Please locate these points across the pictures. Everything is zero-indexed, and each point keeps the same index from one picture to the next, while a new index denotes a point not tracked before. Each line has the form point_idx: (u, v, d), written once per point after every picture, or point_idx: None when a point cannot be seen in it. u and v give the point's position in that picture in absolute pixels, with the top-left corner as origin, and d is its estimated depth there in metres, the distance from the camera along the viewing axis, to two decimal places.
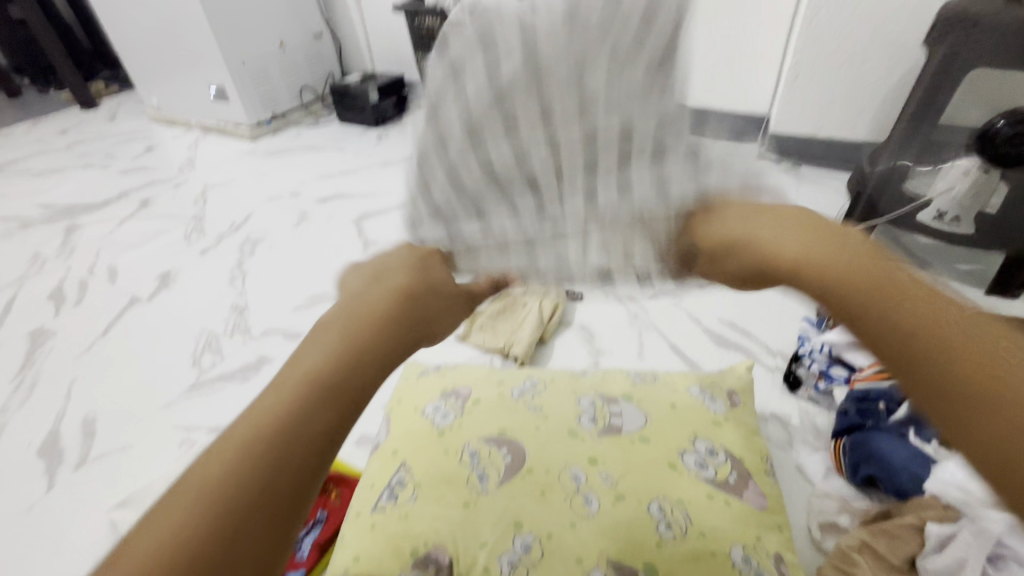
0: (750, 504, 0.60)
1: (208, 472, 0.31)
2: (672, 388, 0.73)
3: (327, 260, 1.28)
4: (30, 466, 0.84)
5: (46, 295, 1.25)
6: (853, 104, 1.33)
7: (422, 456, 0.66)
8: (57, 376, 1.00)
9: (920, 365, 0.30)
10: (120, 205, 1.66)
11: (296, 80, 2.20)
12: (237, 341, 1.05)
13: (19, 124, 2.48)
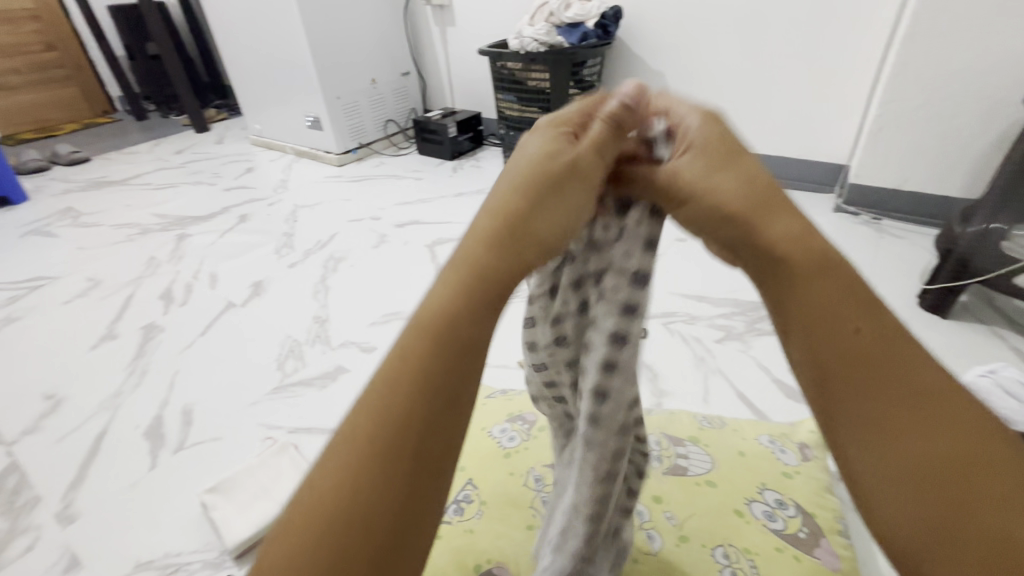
0: (823, 563, 0.58)
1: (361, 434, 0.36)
2: (740, 436, 0.72)
3: (406, 280, 1.38)
4: (136, 445, 0.93)
5: (158, 295, 1.40)
6: (943, 158, 1.28)
7: (489, 475, 0.70)
8: (163, 368, 1.12)
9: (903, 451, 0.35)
10: (223, 219, 1.84)
11: (383, 114, 2.38)
12: (318, 350, 1.14)
13: (144, 144, 2.82)
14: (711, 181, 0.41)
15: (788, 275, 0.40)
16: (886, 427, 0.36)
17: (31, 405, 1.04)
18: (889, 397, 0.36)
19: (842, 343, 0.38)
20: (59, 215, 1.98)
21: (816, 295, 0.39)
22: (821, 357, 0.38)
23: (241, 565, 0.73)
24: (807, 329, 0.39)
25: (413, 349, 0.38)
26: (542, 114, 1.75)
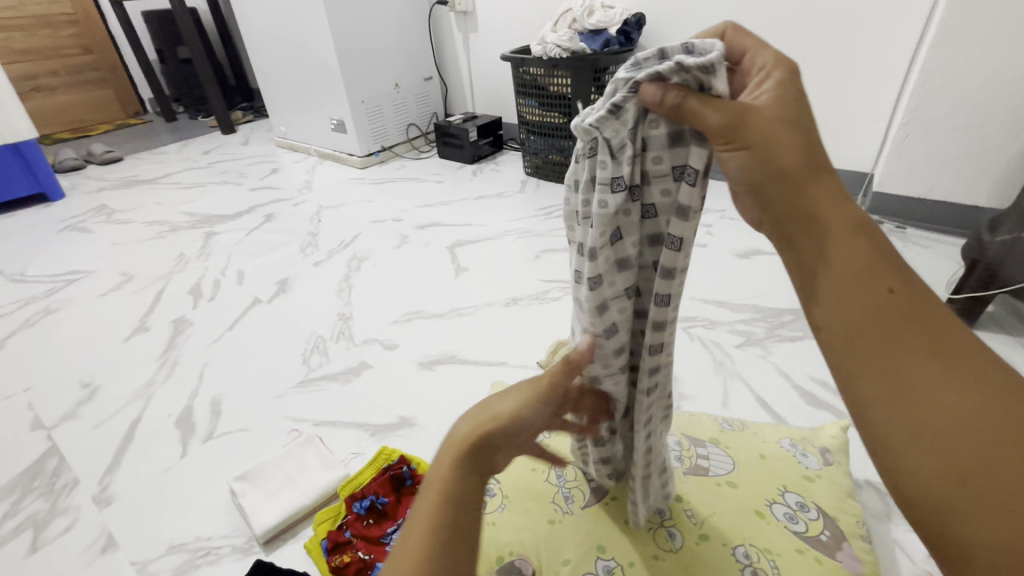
0: (844, 566, 0.58)
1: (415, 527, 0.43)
2: (762, 439, 0.73)
3: (428, 280, 1.40)
4: (168, 433, 0.96)
5: (187, 290, 1.44)
6: (970, 167, 1.27)
7: (510, 471, 0.71)
8: (194, 360, 1.16)
9: (924, 398, 0.38)
10: (249, 218, 1.89)
11: (405, 118, 2.42)
12: (341, 346, 1.17)
13: (173, 145, 2.91)
14: (773, 133, 0.42)
15: (823, 235, 0.42)
16: (914, 382, 0.38)
17: (68, 392, 1.08)
18: (917, 354, 0.39)
19: (873, 304, 0.40)
20: (93, 212, 2.05)
21: (844, 257, 0.41)
22: (851, 318, 0.40)
23: (269, 551, 0.75)
24: (841, 290, 0.41)
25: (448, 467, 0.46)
26: (563, 119, 1.76)
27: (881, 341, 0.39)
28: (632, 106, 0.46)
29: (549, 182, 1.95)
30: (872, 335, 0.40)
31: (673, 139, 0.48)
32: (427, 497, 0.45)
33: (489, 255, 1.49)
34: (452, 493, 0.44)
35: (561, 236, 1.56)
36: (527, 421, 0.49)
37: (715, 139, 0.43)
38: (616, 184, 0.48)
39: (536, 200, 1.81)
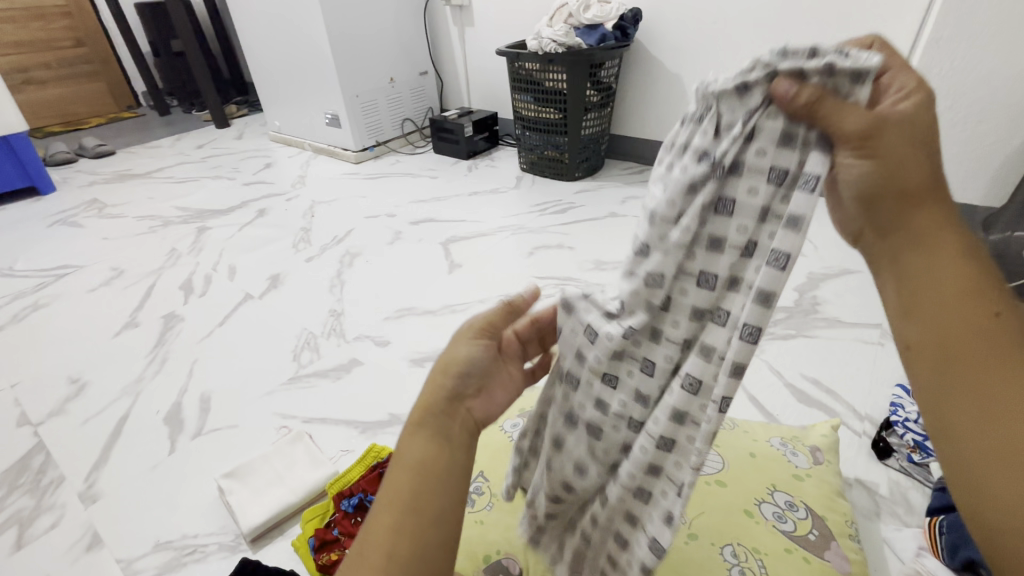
0: (832, 565, 0.58)
1: (386, 497, 0.45)
2: (752, 437, 0.72)
3: (420, 277, 1.39)
4: (156, 430, 0.95)
5: (178, 285, 1.43)
6: (964, 167, 1.27)
7: (499, 468, 0.71)
8: (184, 356, 1.15)
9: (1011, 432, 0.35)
10: (241, 213, 1.88)
11: (400, 113, 2.41)
12: (332, 342, 1.16)
13: (166, 138, 2.88)
14: (904, 150, 0.37)
15: (919, 253, 0.39)
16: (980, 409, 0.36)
17: (56, 388, 1.07)
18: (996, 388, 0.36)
19: (976, 334, 0.37)
20: (85, 206, 2.03)
21: (949, 281, 0.38)
22: (945, 338, 0.38)
23: (256, 549, 0.75)
24: (936, 311, 0.38)
25: (410, 436, 0.47)
26: (559, 115, 1.75)
27: (976, 364, 0.37)
28: (759, 93, 0.38)
29: (544, 179, 1.94)
30: (962, 357, 0.37)
31: (788, 138, 0.39)
32: (396, 474, 0.46)
33: (483, 252, 1.49)
34: (414, 462, 0.46)
35: (556, 232, 1.56)
36: (479, 367, 0.50)
37: (845, 144, 0.37)
38: (703, 158, 0.41)
39: (531, 196, 1.80)
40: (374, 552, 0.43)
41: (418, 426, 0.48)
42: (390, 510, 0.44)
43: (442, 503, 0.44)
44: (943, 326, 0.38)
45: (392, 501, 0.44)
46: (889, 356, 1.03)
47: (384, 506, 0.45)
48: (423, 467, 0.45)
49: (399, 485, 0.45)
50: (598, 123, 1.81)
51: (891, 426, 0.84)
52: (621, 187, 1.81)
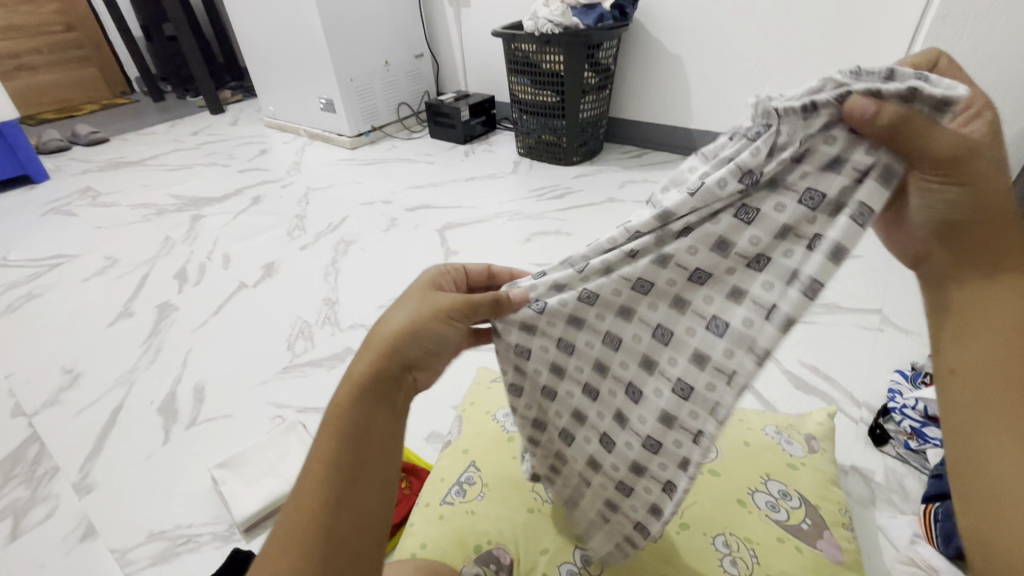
0: (825, 555, 0.57)
1: (317, 462, 0.41)
2: (747, 426, 0.71)
3: (416, 264, 1.38)
4: (151, 420, 0.95)
5: (172, 275, 1.42)
6: None
7: (490, 458, 0.70)
8: (178, 345, 1.14)
9: None
10: (236, 200, 1.86)
11: (395, 97, 2.37)
12: (327, 331, 1.15)
13: (160, 125, 2.85)
14: (993, 178, 0.38)
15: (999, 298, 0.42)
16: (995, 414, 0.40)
17: (50, 378, 1.07)
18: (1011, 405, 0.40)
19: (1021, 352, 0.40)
20: (79, 194, 2.01)
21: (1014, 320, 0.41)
22: (994, 362, 0.41)
23: (249, 539, 0.75)
24: (987, 335, 0.41)
25: (343, 399, 0.44)
26: (556, 98, 1.71)
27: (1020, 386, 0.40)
28: (827, 114, 0.38)
29: (542, 163, 1.91)
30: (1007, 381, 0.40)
31: (835, 164, 0.40)
32: (327, 434, 0.42)
33: (479, 238, 1.47)
34: (357, 431, 0.43)
35: (553, 218, 1.54)
36: (435, 342, 0.48)
37: (930, 167, 0.38)
38: (746, 176, 0.41)
39: (529, 181, 1.78)
40: (305, 526, 0.39)
41: (360, 392, 0.44)
42: (324, 480, 0.41)
43: (380, 479, 0.43)
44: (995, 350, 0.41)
45: (321, 469, 0.41)
46: (888, 341, 1.02)
47: (310, 475, 0.41)
48: (359, 437, 0.42)
49: (336, 454, 0.42)
50: (597, 105, 1.78)
51: (888, 412, 0.83)
52: (620, 172, 1.79)
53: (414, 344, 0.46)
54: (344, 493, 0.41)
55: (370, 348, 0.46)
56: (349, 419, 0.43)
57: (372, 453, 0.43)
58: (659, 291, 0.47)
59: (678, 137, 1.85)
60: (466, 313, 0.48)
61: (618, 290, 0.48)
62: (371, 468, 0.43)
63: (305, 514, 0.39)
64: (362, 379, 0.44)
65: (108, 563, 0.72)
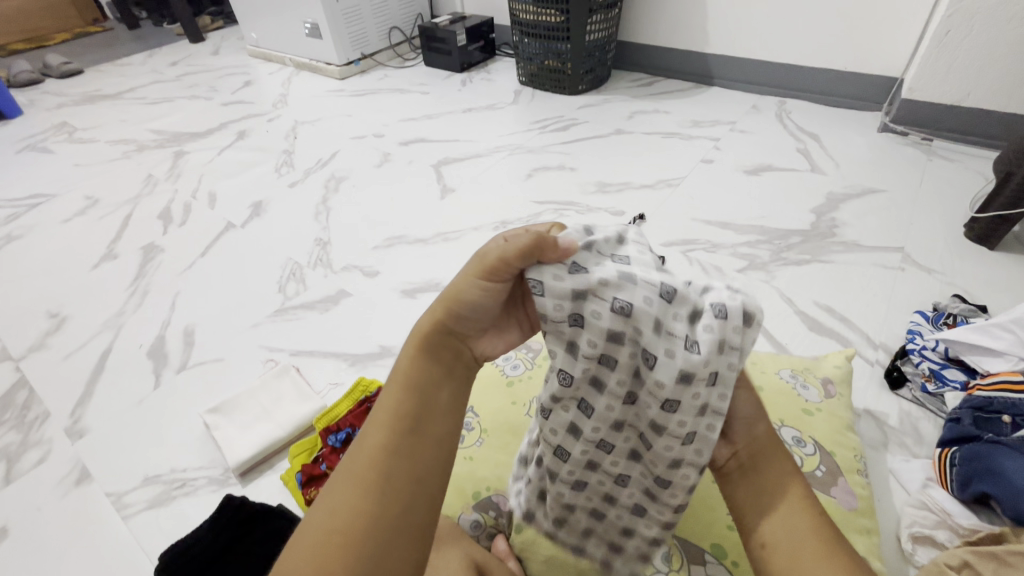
0: (839, 502, 0.55)
1: (383, 410, 0.42)
2: (761, 369, 0.68)
3: (411, 202, 1.30)
4: (141, 364, 0.92)
5: (157, 214, 1.35)
6: (1013, 70, 1.16)
7: (490, 403, 0.67)
8: (164, 289, 1.10)
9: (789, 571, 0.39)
10: (220, 135, 1.76)
11: (386, 21, 2.19)
12: (319, 273, 1.10)
13: (136, 55, 2.66)
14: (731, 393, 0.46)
15: (768, 471, 0.44)
16: (801, 554, 0.39)
17: (35, 323, 1.04)
18: (809, 553, 0.39)
19: (788, 511, 0.42)
20: (54, 130, 1.91)
21: (783, 489, 0.43)
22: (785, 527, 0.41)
23: (245, 482, 0.73)
24: (775, 499, 0.43)
25: (407, 356, 0.44)
26: (560, 17, 1.56)
27: (794, 534, 0.40)
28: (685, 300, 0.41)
29: (545, 93, 1.78)
30: (789, 533, 0.41)
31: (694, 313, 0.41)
32: (391, 388, 0.43)
33: (478, 175, 1.38)
34: (417, 387, 0.42)
35: (556, 152, 1.44)
36: (478, 302, 0.44)
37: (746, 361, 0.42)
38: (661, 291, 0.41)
39: (530, 112, 1.66)
40: (364, 469, 0.38)
41: (421, 352, 0.44)
42: (388, 424, 0.40)
43: (442, 429, 0.41)
44: (773, 517, 0.42)
45: (384, 418, 0.41)
46: (909, 280, 0.96)
47: (374, 420, 0.41)
48: (423, 388, 0.42)
49: (396, 405, 0.41)
50: (604, 26, 1.63)
51: (906, 354, 0.81)
52: (629, 101, 1.66)
53: (461, 305, 0.44)
54: (406, 441, 0.40)
55: (432, 307, 0.46)
56: (418, 371, 0.43)
57: (435, 405, 0.42)
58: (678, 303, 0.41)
59: (692, 62, 1.70)
60: (500, 260, 0.42)
61: (598, 314, 0.41)
62: (433, 420, 0.41)
63: (366, 457, 0.39)
64: (422, 343, 0.44)
65: (104, 506, 0.72)
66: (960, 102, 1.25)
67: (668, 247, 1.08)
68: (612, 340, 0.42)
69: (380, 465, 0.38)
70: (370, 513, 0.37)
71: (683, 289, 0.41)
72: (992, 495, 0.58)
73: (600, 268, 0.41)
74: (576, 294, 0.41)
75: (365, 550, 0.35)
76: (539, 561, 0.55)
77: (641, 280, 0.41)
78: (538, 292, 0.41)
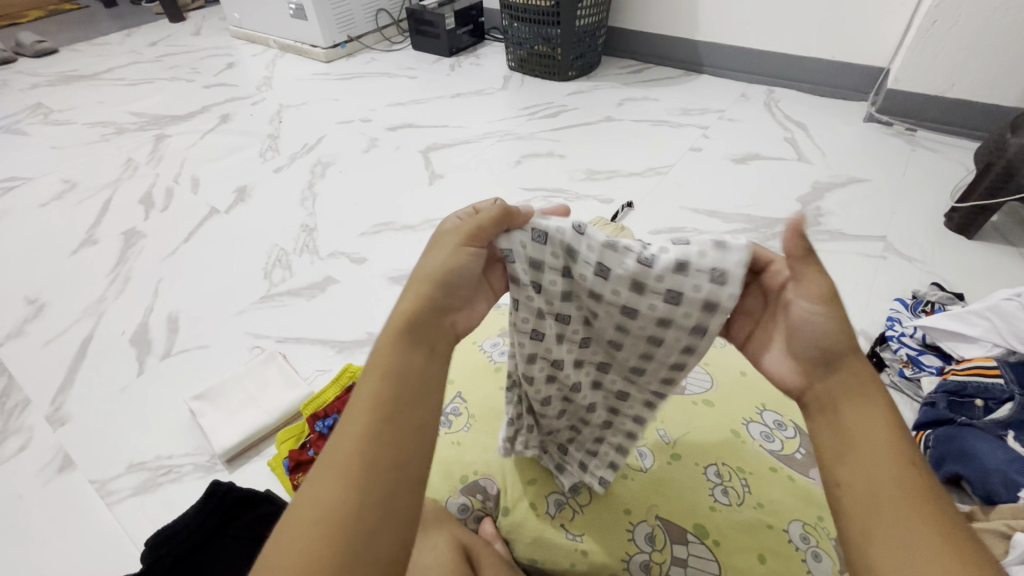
0: (818, 483, 0.56)
1: (365, 400, 0.38)
2: (744, 355, 0.69)
3: (398, 189, 1.29)
4: (124, 351, 0.91)
5: (138, 199, 1.32)
6: (995, 62, 1.17)
7: (477, 388, 0.67)
8: (147, 274, 1.08)
9: (864, 517, 0.36)
10: (203, 118, 1.72)
11: (373, 2, 2.14)
12: (306, 260, 1.09)
13: (113, 34, 2.57)
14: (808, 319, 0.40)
15: (851, 408, 0.39)
16: (885, 508, 0.35)
17: (14, 309, 1.01)
18: (894, 509, 0.35)
19: (885, 463, 0.36)
20: (29, 111, 1.85)
21: (875, 435, 0.38)
22: (867, 475, 0.37)
23: (232, 469, 0.73)
24: (860, 450, 0.38)
25: (386, 340, 0.41)
26: (550, 2, 1.54)
27: (877, 484, 0.36)
28: (636, 267, 0.41)
29: (535, 79, 1.76)
30: (872, 483, 0.36)
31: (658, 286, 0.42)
32: (372, 370, 0.40)
33: (466, 161, 1.37)
34: (397, 376, 0.39)
35: (545, 139, 1.44)
36: (461, 277, 0.43)
37: (799, 290, 0.40)
38: (600, 267, 0.42)
39: (519, 98, 1.65)
40: (348, 460, 0.36)
41: (402, 334, 0.41)
42: (372, 412, 0.38)
43: (428, 417, 0.39)
44: (857, 460, 0.37)
45: (369, 408, 0.38)
46: (890, 268, 0.98)
47: (356, 409, 0.38)
48: (406, 374, 0.40)
49: (374, 397, 0.38)
50: (595, 11, 1.61)
51: (885, 341, 0.84)
52: (619, 88, 1.66)
53: (446, 282, 0.42)
54: (392, 430, 0.38)
55: (409, 289, 0.42)
56: (403, 353, 0.40)
57: (420, 392, 0.40)
58: (620, 275, 0.42)
59: (682, 49, 1.70)
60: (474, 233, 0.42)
61: (552, 279, 0.44)
62: (417, 406, 0.39)
63: (342, 453, 0.36)
64: (404, 322, 0.41)
65: (88, 492, 0.71)
66: (943, 93, 1.26)
67: (655, 235, 1.09)
68: (563, 301, 0.45)
69: (363, 459, 0.36)
70: (347, 510, 0.34)
71: (622, 261, 0.42)
72: (962, 475, 0.61)
73: (553, 235, 0.42)
74: (533, 261, 0.44)
75: (345, 546, 0.34)
76: (525, 541, 0.55)
77: (585, 244, 0.42)
78: (510, 259, 0.43)
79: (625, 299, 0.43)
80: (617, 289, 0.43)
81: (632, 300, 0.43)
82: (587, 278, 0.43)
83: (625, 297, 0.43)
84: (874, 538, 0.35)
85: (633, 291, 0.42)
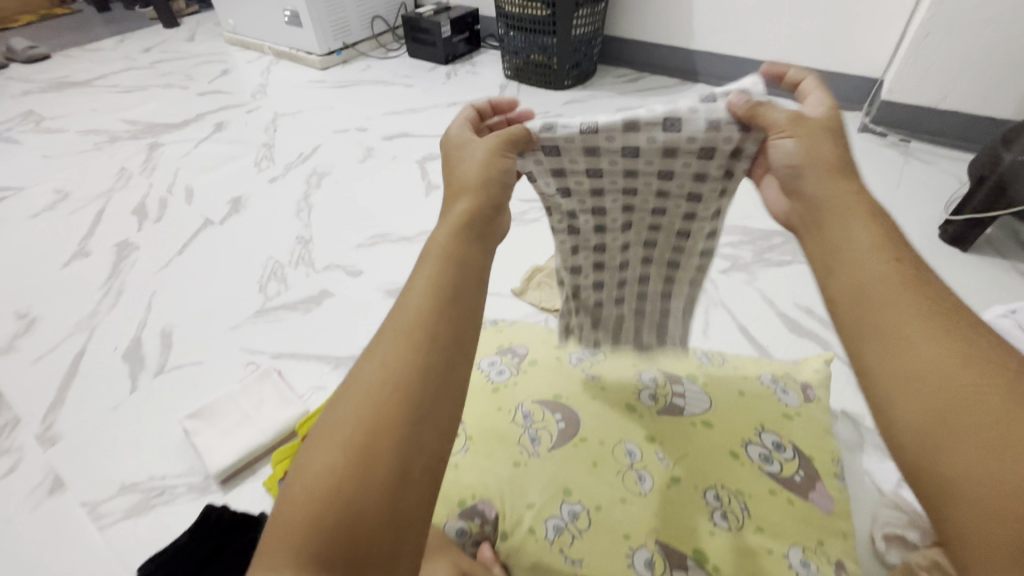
0: (816, 506, 0.56)
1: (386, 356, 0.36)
2: (742, 374, 0.68)
3: (394, 199, 1.29)
4: (116, 367, 0.90)
5: (131, 209, 1.31)
6: (988, 75, 1.18)
7: (474, 409, 0.66)
8: (140, 287, 1.07)
9: (866, 326, 0.36)
10: (197, 126, 1.71)
11: (368, 10, 2.14)
12: (301, 273, 1.08)
13: (106, 40, 2.55)
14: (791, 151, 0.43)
15: (834, 224, 0.41)
16: (880, 314, 0.36)
17: (4, 324, 1.00)
18: (907, 328, 0.35)
19: (876, 271, 0.37)
20: (20, 119, 1.83)
21: (864, 251, 0.39)
22: (858, 282, 0.38)
23: (226, 490, 0.72)
24: (850, 266, 0.39)
25: (416, 302, 0.38)
26: (546, 12, 1.54)
27: (868, 285, 0.37)
28: (666, 138, 0.47)
29: (531, 87, 1.76)
30: (864, 286, 0.37)
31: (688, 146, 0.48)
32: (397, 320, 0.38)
33: None
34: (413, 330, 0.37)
35: None
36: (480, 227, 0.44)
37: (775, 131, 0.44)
38: (631, 150, 0.49)
39: None
40: (364, 413, 0.34)
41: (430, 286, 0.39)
42: (391, 363, 0.36)
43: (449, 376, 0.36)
44: (850, 277, 0.39)
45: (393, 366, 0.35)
46: None
47: (376, 359, 0.36)
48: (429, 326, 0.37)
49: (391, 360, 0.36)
50: (591, 21, 1.62)
51: None
52: (615, 97, 1.66)
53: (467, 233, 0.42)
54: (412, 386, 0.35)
55: (440, 231, 0.42)
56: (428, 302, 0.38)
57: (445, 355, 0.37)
58: (648, 150, 0.48)
59: (677, 58, 1.71)
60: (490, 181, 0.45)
61: (580, 180, 0.52)
62: (442, 362, 0.37)
63: (361, 397, 0.34)
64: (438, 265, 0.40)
65: (80, 515, 0.70)
66: (937, 105, 1.27)
67: None
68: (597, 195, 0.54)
69: (379, 414, 0.34)
70: (353, 467, 0.32)
71: (650, 140, 0.48)
72: None
73: (567, 141, 0.49)
74: (556, 171, 0.51)
75: (365, 500, 0.31)
76: (524, 567, 0.55)
77: (608, 135, 0.48)
78: (533, 177, 0.52)
79: (659, 170, 0.50)
80: (648, 164, 0.49)
81: (668, 168, 0.50)
82: (616, 164, 0.50)
83: (657, 170, 0.50)
84: (883, 349, 0.35)
85: (666, 162, 0.49)
